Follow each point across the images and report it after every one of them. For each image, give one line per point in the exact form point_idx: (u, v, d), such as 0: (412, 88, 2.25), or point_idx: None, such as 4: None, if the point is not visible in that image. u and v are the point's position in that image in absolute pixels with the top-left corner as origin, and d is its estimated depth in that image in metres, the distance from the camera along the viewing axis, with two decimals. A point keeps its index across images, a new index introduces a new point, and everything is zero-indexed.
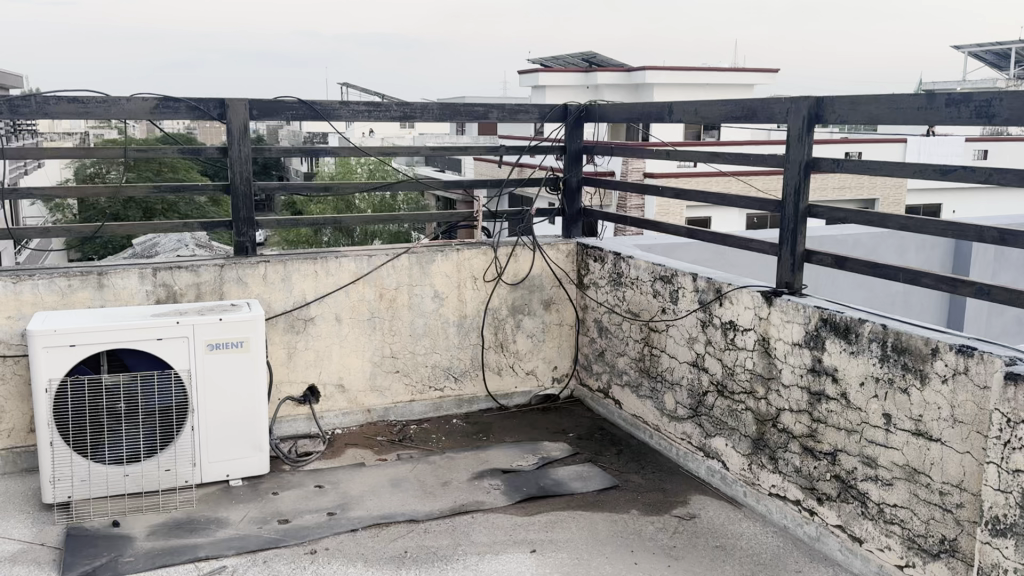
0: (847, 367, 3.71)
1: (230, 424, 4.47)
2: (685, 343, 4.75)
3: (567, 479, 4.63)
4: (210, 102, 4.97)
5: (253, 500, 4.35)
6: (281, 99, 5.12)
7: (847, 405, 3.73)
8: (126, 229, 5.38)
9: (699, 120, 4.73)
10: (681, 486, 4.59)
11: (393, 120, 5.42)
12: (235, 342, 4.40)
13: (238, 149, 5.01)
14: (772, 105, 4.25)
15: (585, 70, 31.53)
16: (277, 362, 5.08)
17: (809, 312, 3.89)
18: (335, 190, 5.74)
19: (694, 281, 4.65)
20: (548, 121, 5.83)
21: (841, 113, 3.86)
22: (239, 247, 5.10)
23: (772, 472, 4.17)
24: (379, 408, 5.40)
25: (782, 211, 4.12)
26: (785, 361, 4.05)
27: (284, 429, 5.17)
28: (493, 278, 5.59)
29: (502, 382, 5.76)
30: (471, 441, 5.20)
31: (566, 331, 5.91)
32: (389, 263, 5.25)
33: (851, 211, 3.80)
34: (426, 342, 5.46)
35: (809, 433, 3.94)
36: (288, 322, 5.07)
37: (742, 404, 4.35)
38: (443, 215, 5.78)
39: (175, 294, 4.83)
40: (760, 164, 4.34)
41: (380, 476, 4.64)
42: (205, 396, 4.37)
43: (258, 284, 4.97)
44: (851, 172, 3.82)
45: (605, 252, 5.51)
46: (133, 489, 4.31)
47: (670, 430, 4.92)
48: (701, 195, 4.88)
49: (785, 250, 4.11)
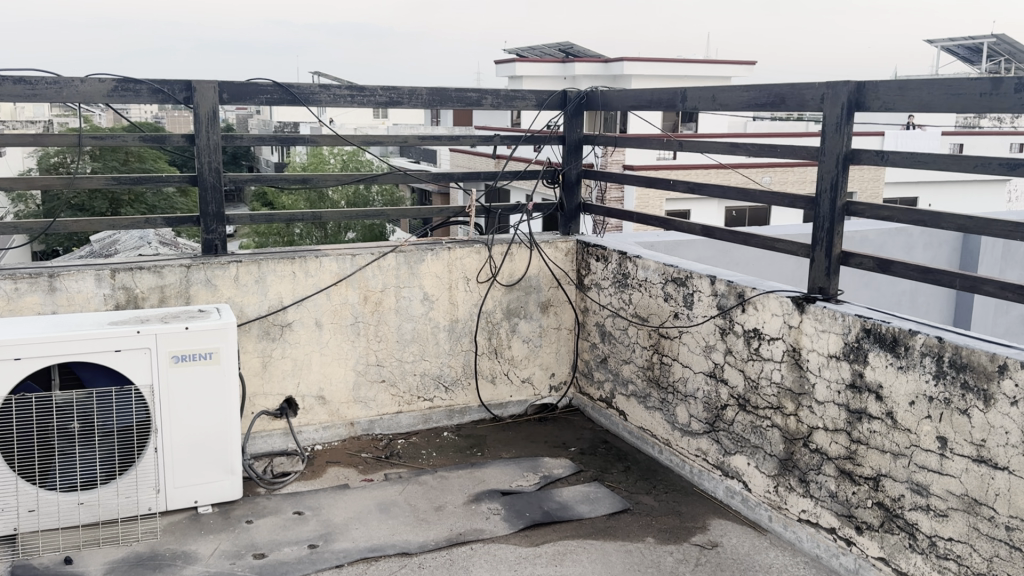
0: (894, 385, 3.32)
1: (200, 445, 4.00)
2: (701, 351, 4.34)
3: (573, 502, 4.20)
4: (175, 85, 4.45)
5: (225, 531, 3.89)
6: (254, 81, 4.60)
7: (893, 425, 3.35)
8: (81, 225, 4.86)
9: (717, 107, 4.31)
10: (698, 509, 4.18)
11: (379, 106, 4.94)
12: (204, 354, 3.93)
13: (205, 137, 4.51)
14: (803, 91, 3.85)
15: (562, 61, 31.06)
16: (251, 373, 4.61)
17: (849, 321, 3.49)
18: (314, 183, 5.25)
19: (711, 284, 4.24)
20: (546, 109, 5.39)
21: (886, 100, 3.46)
22: (207, 245, 4.61)
23: (803, 496, 3.79)
24: (363, 421, 4.95)
25: (816, 208, 3.73)
26: (819, 375, 3.65)
27: (259, 445, 4.68)
28: (487, 279, 5.16)
29: (495, 392, 5.33)
30: (464, 457, 4.77)
31: (565, 335, 5.49)
32: (374, 263, 4.79)
33: (898, 209, 3.41)
34: (414, 349, 5.01)
35: (846, 455, 3.56)
36: (262, 329, 4.59)
37: (768, 420, 3.95)
38: (431, 211, 5.25)
39: (136, 298, 4.33)
40: (788, 157, 3.93)
41: (367, 500, 4.19)
42: (170, 414, 3.89)
43: (229, 286, 4.49)
44: (899, 166, 3.43)
45: (608, 251, 5.10)
46: (89, 520, 3.82)
47: (682, 446, 4.52)
48: (718, 190, 4.48)
49: (818, 252, 3.72)
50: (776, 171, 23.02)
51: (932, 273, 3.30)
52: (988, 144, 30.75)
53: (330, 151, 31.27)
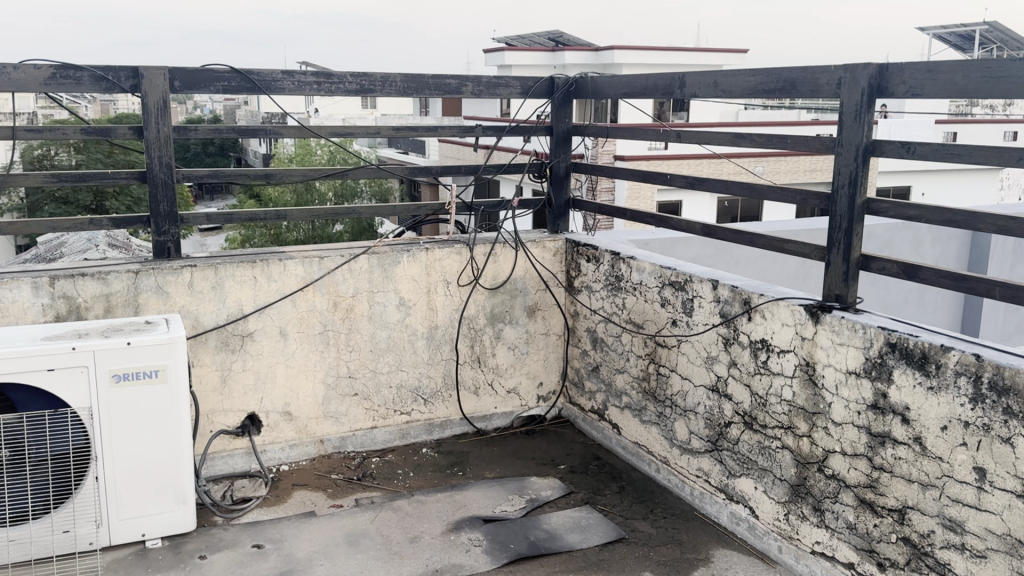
0: (924, 407, 2.94)
1: (147, 474, 3.59)
2: (701, 363, 3.96)
3: (562, 530, 3.82)
4: (121, 71, 4.01)
5: (174, 569, 3.48)
6: (209, 67, 4.19)
7: (921, 452, 2.97)
8: (19, 227, 4.41)
9: (719, 93, 3.91)
10: (700, 537, 3.80)
11: (349, 94, 4.52)
12: (149, 371, 3.52)
13: (155, 128, 4.07)
14: (816, 76, 3.45)
15: (551, 50, 30.51)
16: (208, 388, 4.20)
17: (871, 334, 3.10)
18: (278, 178, 4.80)
19: (712, 289, 3.85)
20: (532, 97, 4.98)
21: (913, 84, 3.06)
22: (158, 248, 4.19)
23: (817, 526, 3.41)
24: (334, 437, 4.55)
25: (832, 207, 3.33)
26: (836, 394, 3.26)
27: (219, 467, 4.28)
28: (468, 282, 4.75)
29: (479, 404, 4.94)
30: (444, 478, 4.37)
31: (554, 341, 5.09)
32: (344, 266, 4.38)
33: (927, 208, 3.02)
34: (390, 358, 4.61)
35: (867, 483, 3.18)
36: (220, 339, 4.18)
37: (778, 441, 3.57)
38: (410, 208, 4.85)
39: (78, 307, 3.91)
40: (800, 149, 3.54)
41: (334, 530, 3.79)
42: (111, 440, 3.48)
43: (183, 293, 4.07)
44: (928, 159, 3.03)
45: (599, 252, 4.70)
46: (20, 558, 3.41)
47: (682, 465, 4.14)
48: (720, 184, 4.07)
49: (835, 255, 3.33)
50: (770, 161, 22.62)
51: (967, 281, 2.91)
52: (981, 133, 30.47)
53: (316, 143, 30.63)
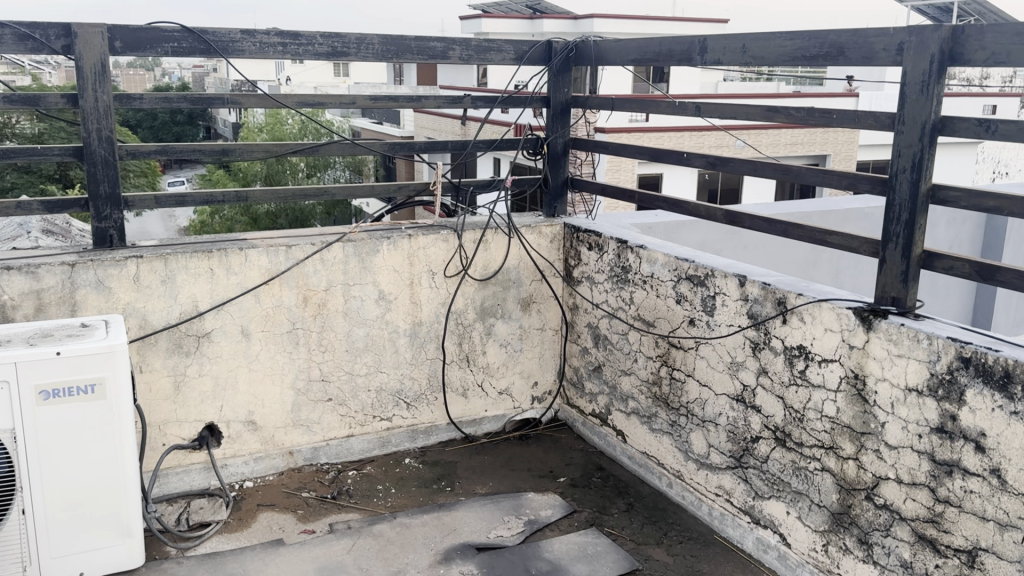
0: (1005, 434, 2.48)
1: (85, 505, 3.06)
2: (724, 369, 3.49)
3: (567, 561, 3.35)
4: (51, 29, 3.42)
5: None
6: (156, 25, 3.61)
7: (999, 487, 2.51)
8: None
9: (749, 60, 3.40)
10: (723, 566, 3.35)
11: (318, 59, 3.96)
12: (84, 386, 2.97)
13: (90, 94, 3.48)
14: (869, 41, 2.94)
15: (528, 18, 29.67)
16: (161, 397, 3.67)
17: (939, 347, 2.64)
18: (237, 153, 4.15)
19: (739, 286, 3.36)
20: (527, 64, 4.42)
21: (996, 49, 2.56)
22: (98, 234, 3.62)
23: (863, 562, 2.97)
24: (305, 449, 4.05)
25: (889, 195, 2.85)
26: (891, 413, 2.81)
27: (173, 485, 3.78)
28: (456, 273, 4.24)
29: (468, 407, 4.44)
30: (430, 494, 3.88)
31: (550, 337, 4.61)
32: (315, 255, 3.85)
33: (1012, 199, 2.53)
34: (368, 358, 4.09)
35: (929, 518, 2.73)
36: (172, 341, 3.64)
37: (816, 463, 3.11)
38: (389, 189, 4.28)
39: (3, 306, 3.34)
40: (846, 125, 3.04)
41: (305, 564, 3.29)
42: (40, 466, 2.95)
43: (128, 288, 3.52)
44: (1012, 141, 2.54)
45: (603, 240, 4.19)
46: None
47: (698, 481, 3.69)
48: (745, 166, 3.57)
49: (891, 252, 2.85)
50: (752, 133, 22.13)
51: None
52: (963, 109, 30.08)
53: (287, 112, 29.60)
